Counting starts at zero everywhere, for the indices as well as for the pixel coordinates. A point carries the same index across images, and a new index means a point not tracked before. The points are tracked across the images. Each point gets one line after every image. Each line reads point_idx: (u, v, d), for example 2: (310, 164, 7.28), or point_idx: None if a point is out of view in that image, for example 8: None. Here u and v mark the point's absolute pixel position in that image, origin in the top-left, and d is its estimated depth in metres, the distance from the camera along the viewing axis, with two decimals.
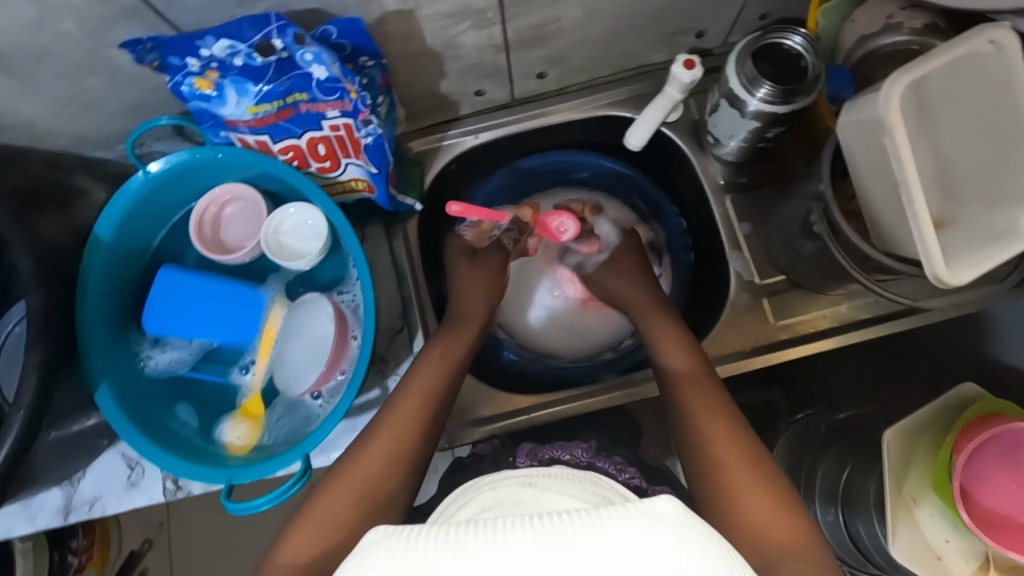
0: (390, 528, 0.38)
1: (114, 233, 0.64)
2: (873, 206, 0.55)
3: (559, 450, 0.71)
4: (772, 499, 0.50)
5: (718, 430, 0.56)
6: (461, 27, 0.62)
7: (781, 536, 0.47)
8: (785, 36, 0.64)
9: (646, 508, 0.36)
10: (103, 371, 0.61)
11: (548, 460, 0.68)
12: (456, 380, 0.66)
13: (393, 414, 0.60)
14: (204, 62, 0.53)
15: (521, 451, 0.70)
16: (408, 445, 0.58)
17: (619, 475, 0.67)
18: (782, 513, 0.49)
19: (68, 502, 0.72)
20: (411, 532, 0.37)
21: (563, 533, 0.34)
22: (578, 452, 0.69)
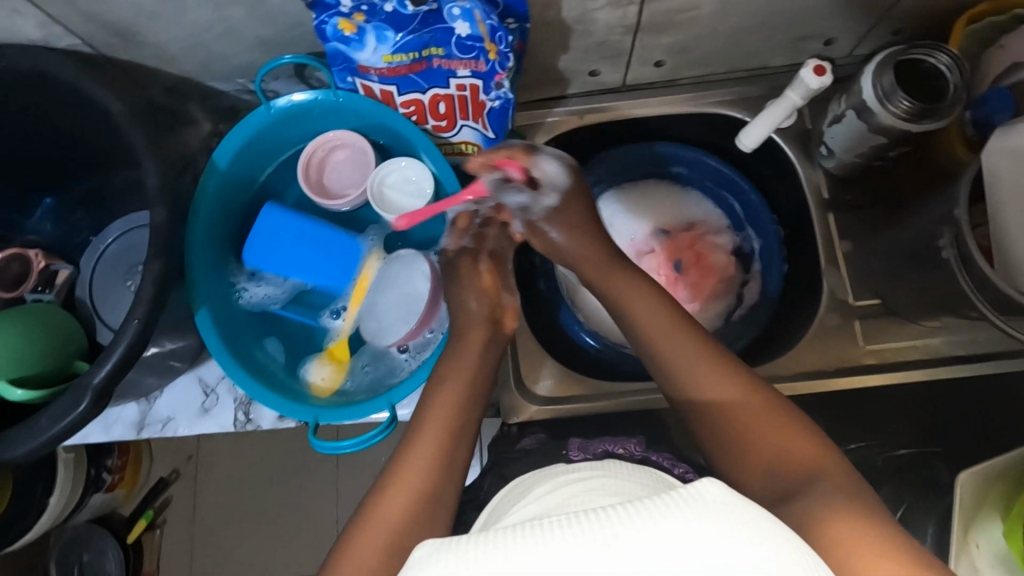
0: (436, 543, 0.34)
1: (230, 160, 0.65)
2: (1008, 240, 0.54)
3: (609, 444, 0.66)
4: (795, 430, 0.47)
5: (713, 383, 0.51)
6: (600, 3, 0.62)
7: (806, 457, 0.45)
8: (930, 54, 0.62)
9: (689, 495, 0.33)
10: (206, 295, 0.63)
11: (601, 451, 0.63)
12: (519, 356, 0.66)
13: (435, 392, 0.55)
14: (355, 5, 0.53)
15: (573, 442, 0.64)
16: (454, 427, 0.52)
17: (674, 471, 0.60)
18: (802, 438, 0.47)
19: (143, 418, 0.75)
20: (458, 543, 0.33)
21: (606, 529, 0.31)
22: (630, 446, 0.64)
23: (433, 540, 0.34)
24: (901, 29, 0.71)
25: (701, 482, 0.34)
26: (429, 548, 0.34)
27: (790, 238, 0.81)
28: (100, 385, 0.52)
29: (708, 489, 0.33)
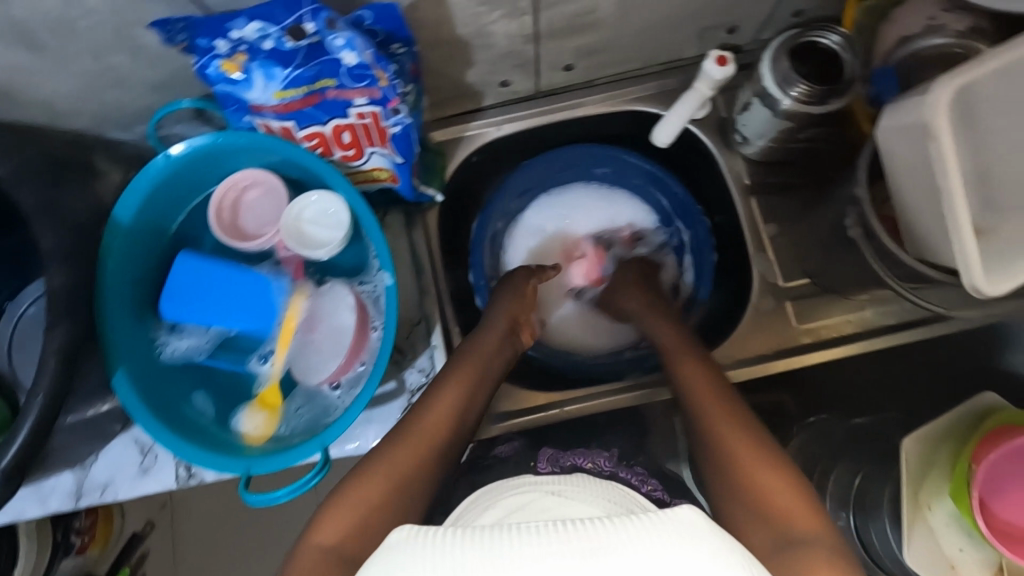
0: (414, 527, 0.41)
1: (134, 215, 0.63)
2: (910, 215, 0.54)
3: (581, 457, 0.67)
4: (787, 479, 0.52)
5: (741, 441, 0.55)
6: (494, 16, 0.61)
7: (794, 513, 0.48)
8: (823, 35, 0.63)
9: (663, 517, 0.38)
10: (122, 356, 0.60)
11: (570, 466, 0.63)
12: (484, 389, 0.66)
13: (397, 445, 0.58)
14: (233, 45, 0.51)
15: (543, 455, 0.65)
16: (433, 448, 0.59)
17: (642, 487, 0.62)
18: (789, 488, 0.51)
19: (80, 486, 0.72)
20: (435, 532, 0.39)
21: (587, 540, 0.36)
22: (600, 460, 0.65)
23: (412, 527, 0.40)
24: (800, 10, 0.72)
25: (676, 508, 0.39)
26: (404, 535, 0.40)
27: (721, 225, 0.81)
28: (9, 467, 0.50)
29: (684, 516, 0.38)
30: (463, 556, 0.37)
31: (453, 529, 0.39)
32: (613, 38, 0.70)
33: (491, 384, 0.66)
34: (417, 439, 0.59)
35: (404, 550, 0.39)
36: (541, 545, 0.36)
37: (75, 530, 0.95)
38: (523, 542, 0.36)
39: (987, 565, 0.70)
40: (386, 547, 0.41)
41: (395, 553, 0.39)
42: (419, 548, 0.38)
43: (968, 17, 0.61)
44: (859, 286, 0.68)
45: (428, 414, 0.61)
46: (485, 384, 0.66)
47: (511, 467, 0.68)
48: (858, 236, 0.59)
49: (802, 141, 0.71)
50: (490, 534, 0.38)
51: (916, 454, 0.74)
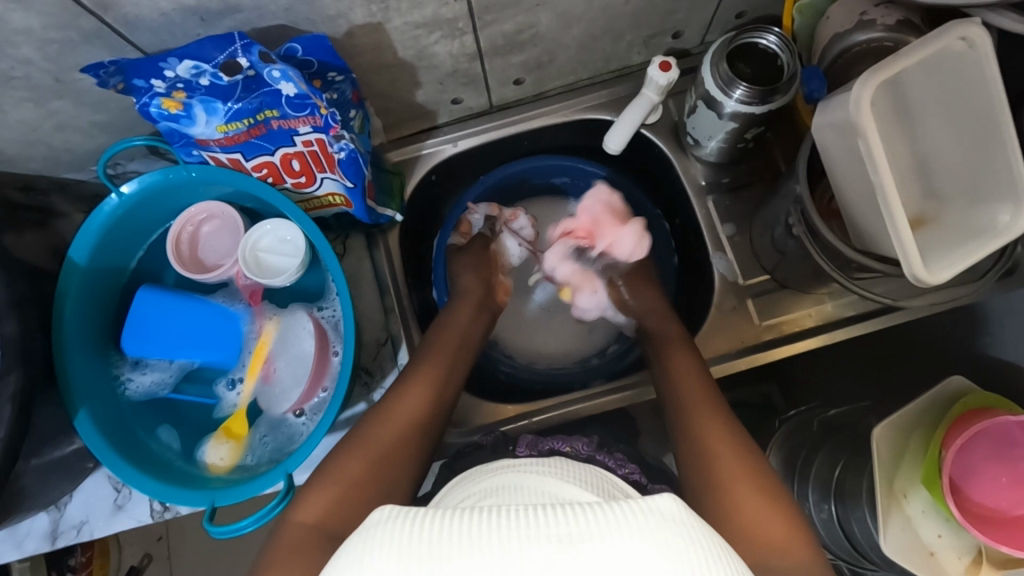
0: (395, 509, 0.38)
1: (89, 256, 0.63)
2: (851, 207, 0.55)
3: (559, 442, 0.67)
4: (764, 498, 0.52)
5: (726, 456, 0.55)
6: (433, 37, 0.62)
7: (779, 540, 0.49)
8: (760, 35, 0.64)
9: (649, 506, 0.36)
10: (82, 396, 0.60)
11: (547, 450, 0.63)
12: (446, 398, 0.64)
13: (347, 458, 0.55)
14: (170, 83, 0.52)
15: (520, 439, 0.65)
16: (418, 428, 0.60)
17: (619, 470, 0.62)
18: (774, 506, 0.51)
19: (55, 526, 0.72)
20: (417, 515, 0.37)
21: (569, 526, 0.34)
22: (578, 445, 0.65)
23: (393, 507, 0.38)
24: (741, 12, 0.73)
25: (661, 496, 0.37)
26: (385, 514, 0.38)
27: (682, 227, 0.82)
28: None
29: (668, 506, 0.36)
30: (446, 541, 0.34)
31: (433, 511, 0.37)
32: (558, 51, 0.71)
33: (452, 396, 0.65)
34: (400, 417, 0.59)
35: (381, 531, 0.37)
36: (524, 530, 0.34)
37: (69, 568, 0.97)
38: (505, 525, 0.34)
39: (965, 551, 0.69)
40: (364, 528, 0.38)
41: (374, 533, 0.37)
42: (400, 528, 0.36)
43: (896, 11, 0.63)
44: (816, 280, 0.69)
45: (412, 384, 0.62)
46: (448, 395, 0.64)
47: (489, 452, 0.67)
48: (803, 233, 0.59)
49: (750, 139, 0.71)
50: (471, 518, 0.35)
51: (886, 444, 0.73)
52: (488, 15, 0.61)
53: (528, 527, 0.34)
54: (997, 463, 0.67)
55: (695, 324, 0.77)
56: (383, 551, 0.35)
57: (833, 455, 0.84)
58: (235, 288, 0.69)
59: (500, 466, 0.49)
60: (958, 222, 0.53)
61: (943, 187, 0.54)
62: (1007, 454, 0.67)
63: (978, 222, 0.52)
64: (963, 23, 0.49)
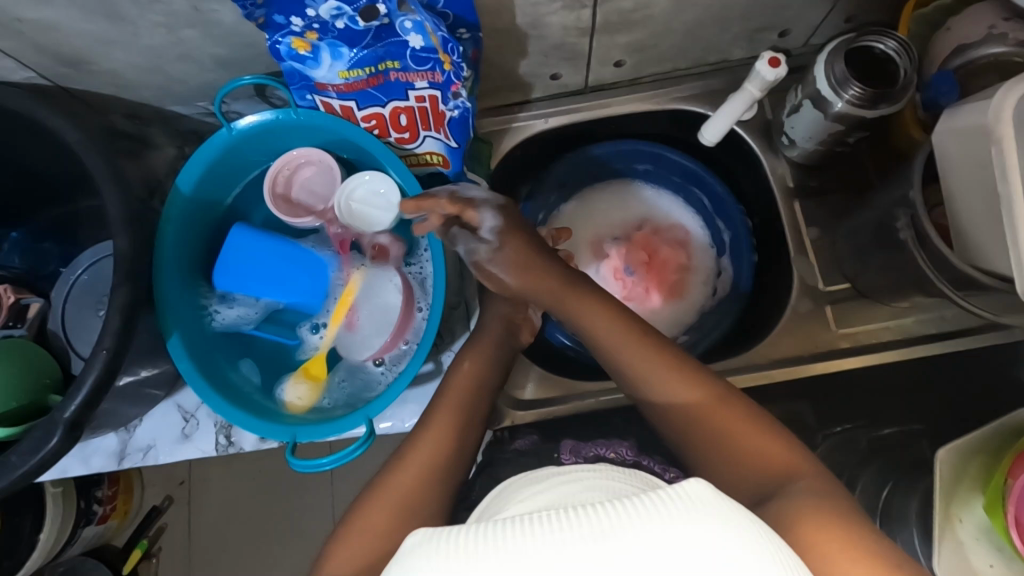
0: (427, 532, 0.38)
1: (194, 185, 0.65)
2: (962, 216, 0.54)
3: (602, 447, 0.67)
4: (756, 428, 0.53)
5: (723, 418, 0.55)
6: (552, 7, 0.62)
7: (784, 465, 0.50)
8: (880, 39, 0.63)
9: (673, 493, 0.35)
10: (176, 321, 0.62)
11: (593, 456, 0.64)
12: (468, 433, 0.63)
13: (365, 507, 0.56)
14: (307, 23, 0.53)
15: (564, 446, 0.66)
16: (438, 462, 0.60)
17: (665, 474, 0.63)
18: (778, 443, 0.52)
19: (123, 447, 0.74)
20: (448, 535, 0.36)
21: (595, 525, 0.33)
22: (622, 451, 0.65)
23: (421, 532, 0.38)
24: (853, 15, 0.72)
25: (689, 482, 0.36)
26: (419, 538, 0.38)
27: (763, 227, 0.82)
28: (71, 418, 0.52)
29: (696, 488, 0.36)
30: (468, 551, 0.34)
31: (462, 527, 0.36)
32: (665, 35, 0.71)
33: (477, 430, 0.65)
34: (420, 455, 0.60)
35: (410, 557, 0.37)
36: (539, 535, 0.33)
37: (96, 500, 1.01)
38: (536, 530, 0.34)
39: None
40: (397, 559, 0.38)
41: (404, 561, 0.37)
42: (427, 549, 0.36)
43: None
44: (899, 292, 0.69)
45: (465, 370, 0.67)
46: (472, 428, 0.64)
47: (534, 458, 0.67)
48: (912, 240, 0.59)
49: (850, 144, 0.71)
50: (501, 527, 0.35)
51: (949, 464, 0.70)
52: None
53: (548, 528, 0.34)
54: None
55: (762, 328, 0.77)
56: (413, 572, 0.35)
57: None
58: (326, 235, 0.70)
59: (533, 476, 0.49)
60: None
61: None
62: None
63: None
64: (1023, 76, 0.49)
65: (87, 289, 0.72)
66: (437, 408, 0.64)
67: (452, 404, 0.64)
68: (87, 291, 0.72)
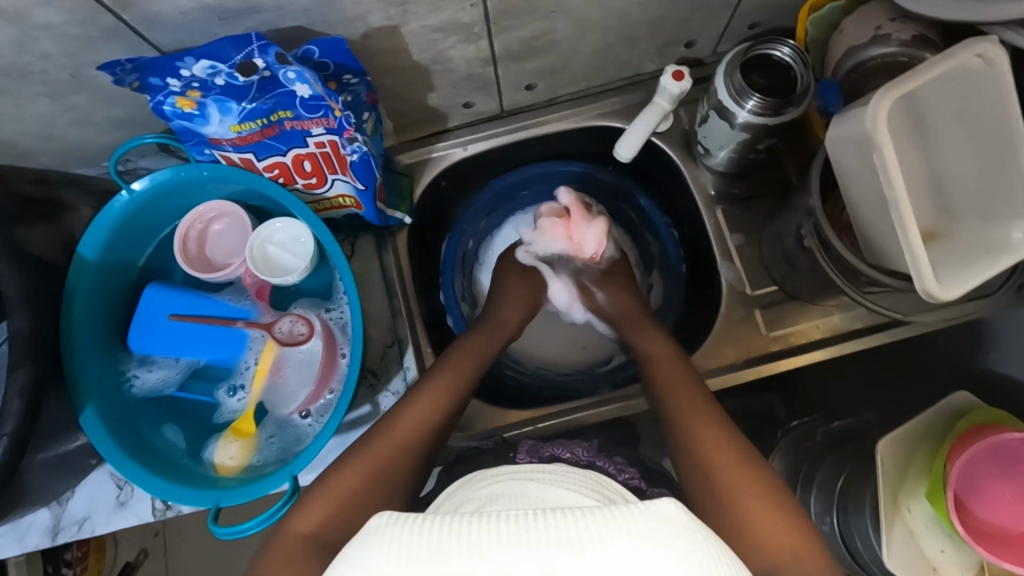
0: (392, 516, 0.38)
1: (99, 251, 0.64)
2: (862, 219, 0.55)
3: (560, 447, 0.66)
4: (767, 500, 0.52)
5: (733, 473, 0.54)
6: (449, 41, 0.62)
7: (787, 549, 0.49)
8: (775, 47, 0.64)
9: (651, 509, 0.36)
10: (90, 392, 0.61)
11: (548, 457, 0.63)
12: (437, 439, 0.61)
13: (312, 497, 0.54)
14: (186, 82, 0.52)
15: (520, 445, 0.65)
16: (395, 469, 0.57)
17: (618, 476, 0.62)
18: (780, 518, 0.51)
19: (57, 522, 0.72)
20: (415, 521, 0.37)
21: (566, 531, 0.34)
22: (578, 450, 0.65)
23: (391, 514, 0.38)
24: (755, 22, 0.73)
25: (662, 500, 0.37)
26: (382, 520, 0.38)
27: (691, 235, 0.82)
28: None
29: (666, 508, 0.36)
30: (447, 544, 0.35)
31: (430, 517, 0.37)
32: (572, 57, 0.71)
33: (444, 432, 0.62)
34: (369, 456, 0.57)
35: (381, 539, 0.36)
36: (520, 534, 0.34)
37: (65, 563, 0.97)
38: (505, 533, 0.35)
39: (968, 567, 0.68)
40: (363, 533, 0.38)
41: (371, 539, 0.37)
42: (397, 533, 0.36)
43: (913, 27, 0.63)
44: (825, 292, 0.69)
45: (430, 378, 0.64)
46: (439, 435, 0.62)
47: (489, 458, 0.67)
48: (815, 245, 0.59)
49: (762, 150, 0.72)
50: (472, 522, 0.36)
51: (891, 456, 0.72)
52: (504, 20, 0.61)
53: (529, 532, 0.34)
54: (1004, 480, 0.65)
55: (698, 335, 0.77)
56: (381, 556, 0.35)
57: (836, 465, 0.82)
58: (241, 286, 0.68)
59: (497, 472, 0.50)
60: (974, 237, 0.53)
61: (957, 204, 0.55)
62: (1012, 471, 0.65)
63: (991, 237, 0.53)
64: (982, 40, 0.50)
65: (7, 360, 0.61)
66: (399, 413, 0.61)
67: (416, 411, 0.61)
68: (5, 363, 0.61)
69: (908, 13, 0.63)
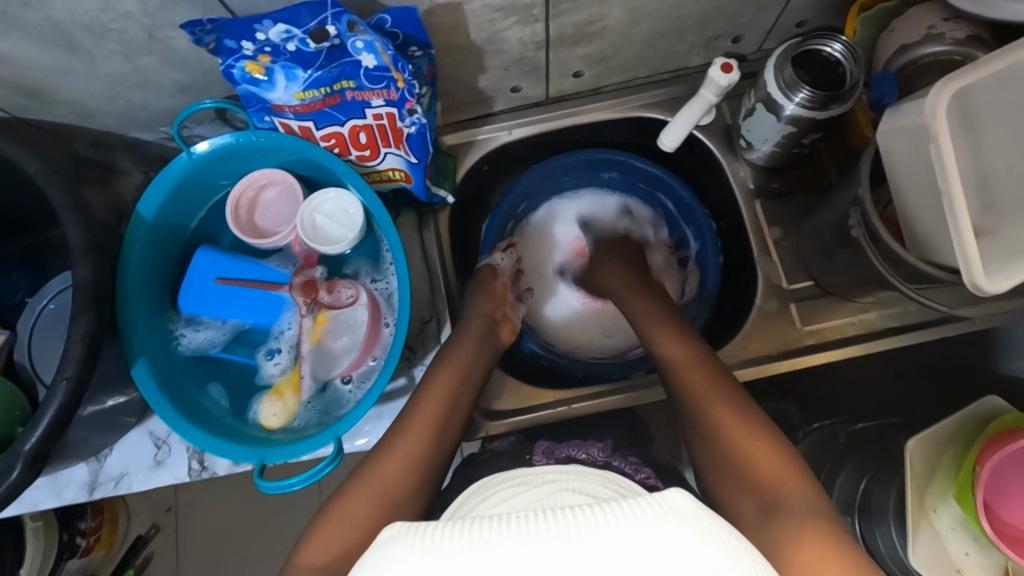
0: (407, 525, 0.39)
1: (156, 211, 0.65)
2: (910, 212, 0.56)
3: (576, 448, 0.68)
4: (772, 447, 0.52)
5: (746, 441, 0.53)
6: (507, 22, 0.63)
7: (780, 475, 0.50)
8: (826, 43, 0.65)
9: (655, 501, 0.36)
10: (142, 346, 0.62)
11: (564, 458, 0.65)
12: (446, 443, 0.63)
13: (321, 524, 0.54)
14: (258, 46, 0.53)
15: (536, 447, 0.67)
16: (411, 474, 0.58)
17: (635, 475, 0.64)
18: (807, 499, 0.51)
19: (94, 477, 0.73)
20: (427, 528, 0.37)
21: (574, 529, 0.34)
22: (593, 451, 0.66)
23: (402, 523, 0.39)
24: (803, 20, 0.74)
25: (669, 490, 0.37)
26: (395, 531, 0.39)
27: (727, 229, 0.83)
28: (33, 450, 0.50)
29: (676, 499, 0.36)
30: (453, 544, 0.35)
31: (442, 523, 0.37)
32: (623, 45, 0.72)
33: (458, 422, 0.65)
34: (385, 480, 0.57)
35: (392, 546, 0.37)
36: (531, 533, 0.34)
37: (79, 532, 1.00)
38: (515, 530, 0.34)
39: (992, 569, 0.68)
40: (376, 545, 0.39)
41: (385, 549, 0.38)
42: (409, 541, 0.37)
43: (966, 26, 0.63)
44: (862, 289, 0.70)
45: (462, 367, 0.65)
46: (447, 438, 0.63)
47: (506, 458, 0.69)
48: (863, 237, 0.60)
49: (806, 145, 0.73)
50: (480, 525, 0.36)
51: (918, 457, 0.72)
52: (563, 4, 0.62)
53: (538, 531, 0.34)
54: None
55: (733, 326, 0.78)
56: (393, 562, 0.36)
57: (859, 468, 0.82)
58: (289, 253, 0.70)
59: (516, 475, 0.52)
60: (1019, 235, 0.54)
61: (1003, 204, 0.55)
62: None
63: None
64: None
65: (57, 317, 0.67)
66: (415, 414, 0.63)
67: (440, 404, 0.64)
68: (56, 321, 0.67)
69: (960, 13, 0.64)
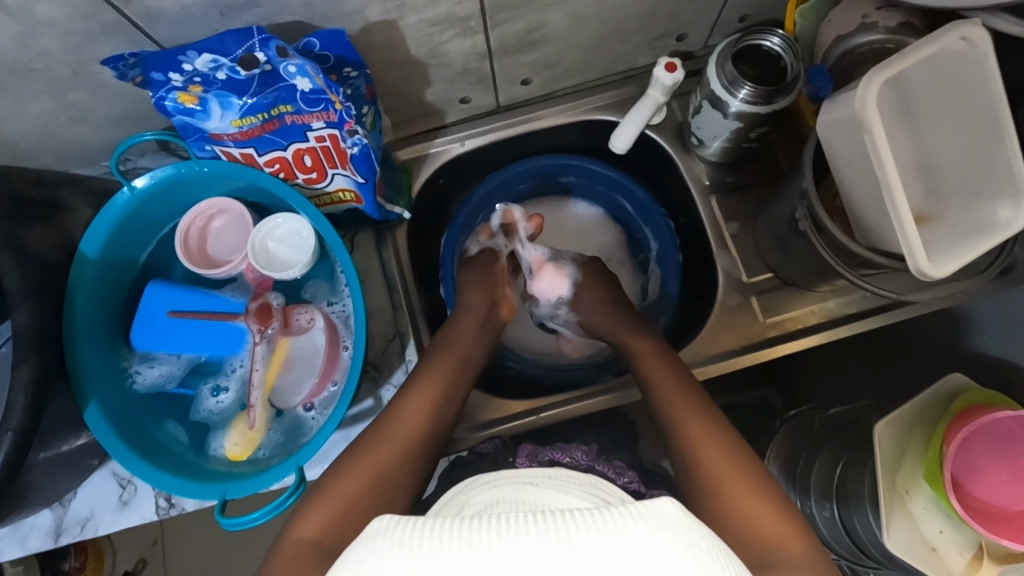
0: (397, 518, 0.38)
1: (100, 249, 0.64)
2: (854, 201, 0.56)
3: (559, 451, 0.67)
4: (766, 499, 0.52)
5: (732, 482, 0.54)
6: (446, 36, 0.63)
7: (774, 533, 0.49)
8: (764, 38, 0.66)
9: (646, 510, 0.35)
10: (94, 388, 0.61)
11: (548, 461, 0.64)
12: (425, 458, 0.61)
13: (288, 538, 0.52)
14: (187, 77, 0.53)
15: (519, 450, 0.66)
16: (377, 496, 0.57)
17: (618, 479, 0.63)
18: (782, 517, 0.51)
19: (59, 523, 0.71)
20: (417, 524, 0.36)
21: (567, 532, 0.33)
22: (577, 455, 0.66)
23: (394, 516, 0.38)
24: (744, 15, 0.74)
25: (660, 499, 0.37)
26: (386, 522, 0.38)
27: (686, 226, 0.84)
28: None
29: (668, 508, 0.36)
30: (443, 545, 0.34)
31: (434, 519, 0.36)
32: (567, 51, 0.72)
33: (441, 436, 0.64)
34: (345, 490, 0.55)
35: (381, 540, 0.36)
36: (522, 538, 0.33)
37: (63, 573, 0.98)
38: (506, 532, 0.34)
39: (966, 547, 0.66)
40: (366, 535, 0.38)
41: (373, 542, 0.37)
42: (399, 535, 0.36)
43: (897, 14, 0.64)
44: (820, 278, 0.70)
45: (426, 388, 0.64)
46: (432, 450, 0.61)
47: (489, 462, 0.69)
48: (810, 229, 0.60)
49: (755, 139, 0.73)
50: (472, 525, 0.35)
51: (886, 439, 0.71)
52: (500, 14, 0.62)
53: (528, 536, 0.33)
54: (998, 459, 0.66)
55: (698, 322, 0.78)
56: (383, 558, 0.35)
57: (833, 453, 0.82)
58: (243, 282, 0.69)
59: (500, 475, 0.49)
60: (961, 217, 0.55)
61: (946, 186, 0.56)
62: (1008, 452, 0.65)
63: (978, 217, 0.54)
64: (962, 23, 0.51)
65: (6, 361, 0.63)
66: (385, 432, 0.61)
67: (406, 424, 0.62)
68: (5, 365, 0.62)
69: (892, 1, 0.65)
